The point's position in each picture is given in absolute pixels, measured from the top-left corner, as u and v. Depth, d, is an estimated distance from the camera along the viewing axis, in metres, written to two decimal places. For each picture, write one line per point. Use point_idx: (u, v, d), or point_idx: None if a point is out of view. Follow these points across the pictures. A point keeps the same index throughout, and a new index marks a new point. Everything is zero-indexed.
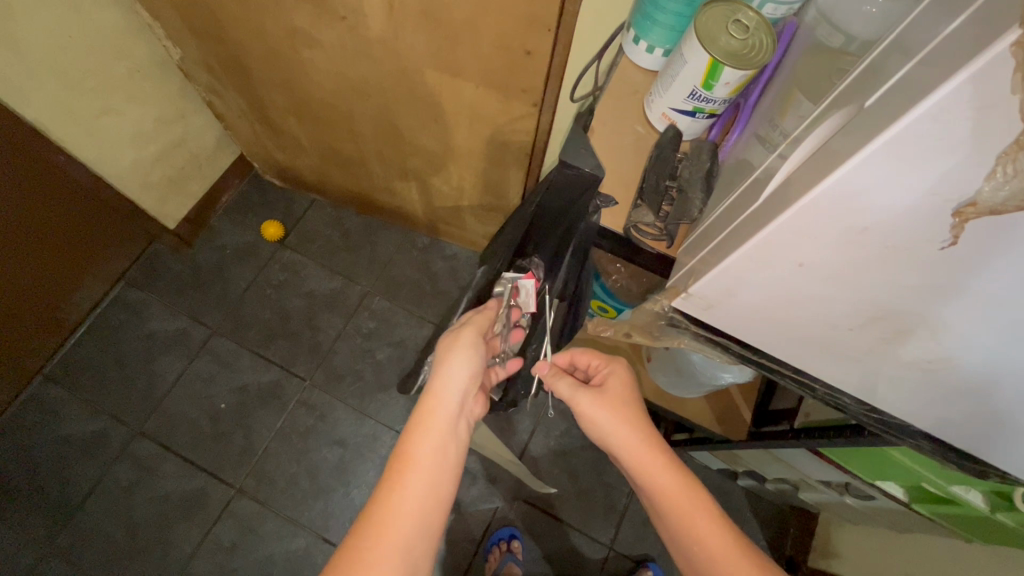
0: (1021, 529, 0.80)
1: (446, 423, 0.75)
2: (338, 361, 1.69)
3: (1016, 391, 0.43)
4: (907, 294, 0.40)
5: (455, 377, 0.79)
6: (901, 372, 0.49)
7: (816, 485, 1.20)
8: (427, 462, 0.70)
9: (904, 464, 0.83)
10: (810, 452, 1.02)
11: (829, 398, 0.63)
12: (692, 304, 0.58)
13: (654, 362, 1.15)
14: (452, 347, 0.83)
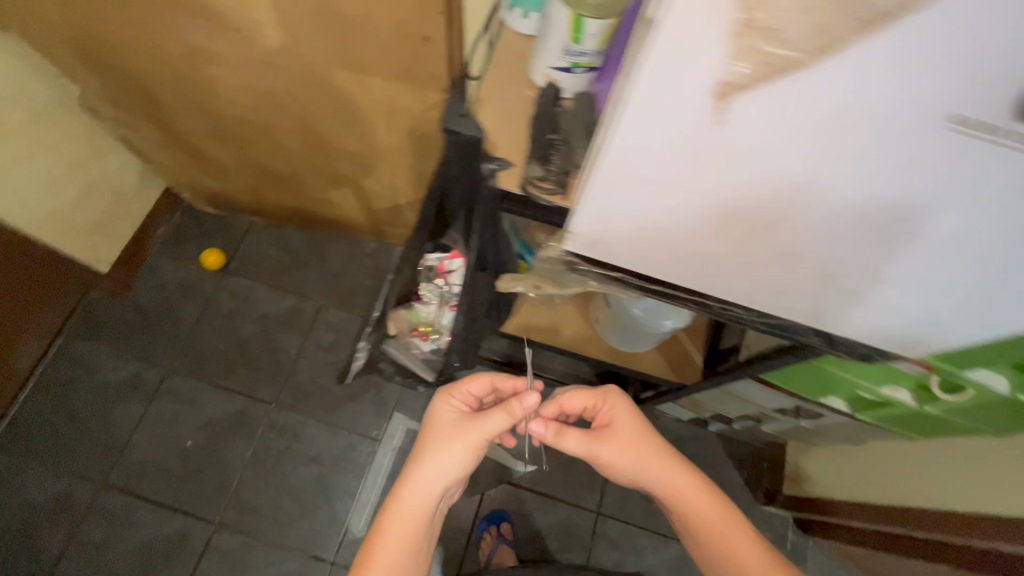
0: (948, 417, 0.88)
1: (422, 518, 0.83)
2: (303, 379, 1.67)
3: (827, 252, 0.56)
4: (723, 184, 0.51)
5: (431, 475, 0.85)
6: (751, 258, 0.62)
7: (774, 414, 1.25)
8: (394, 555, 0.81)
9: (837, 374, 0.89)
10: (758, 382, 1.07)
11: (722, 311, 0.75)
12: (582, 243, 0.69)
13: (603, 324, 1.19)
14: (435, 444, 0.88)
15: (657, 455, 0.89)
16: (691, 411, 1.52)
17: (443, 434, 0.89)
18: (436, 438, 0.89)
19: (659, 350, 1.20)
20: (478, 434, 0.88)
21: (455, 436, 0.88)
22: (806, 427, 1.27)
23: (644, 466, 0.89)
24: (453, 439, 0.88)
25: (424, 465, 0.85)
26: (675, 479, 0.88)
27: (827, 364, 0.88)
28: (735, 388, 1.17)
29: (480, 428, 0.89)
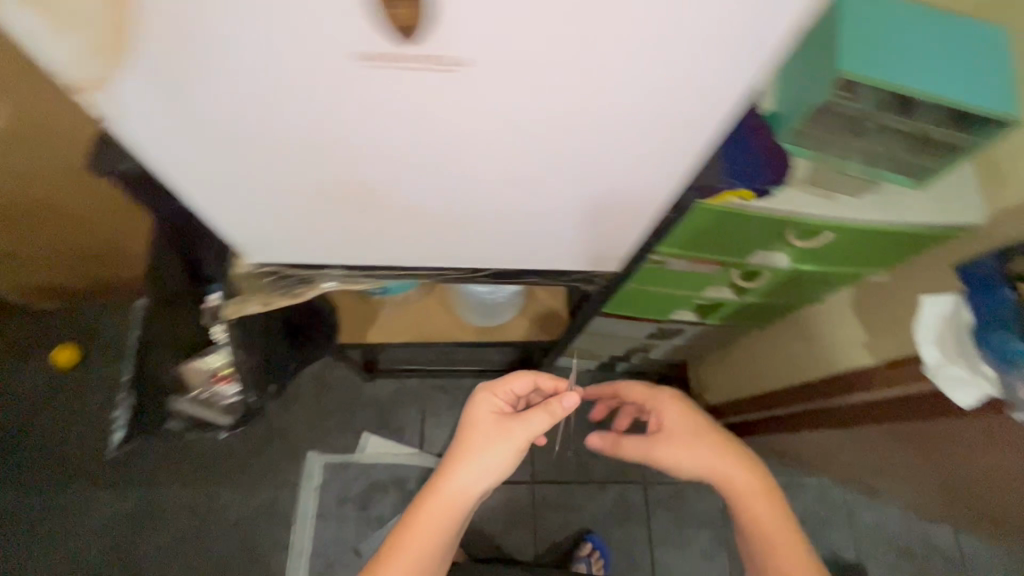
0: (768, 298, 0.97)
1: (450, 521, 0.78)
2: (200, 450, 1.55)
3: (415, 194, 0.58)
4: (263, 156, 0.52)
5: (470, 476, 0.79)
6: (379, 214, 0.63)
7: (648, 340, 1.31)
8: (412, 558, 0.76)
9: (661, 291, 0.95)
10: (615, 316, 1.12)
11: (436, 274, 0.83)
12: (252, 245, 0.73)
13: (460, 305, 1.18)
14: (473, 443, 0.80)
15: (725, 448, 0.80)
16: (588, 359, 1.55)
17: (478, 437, 0.81)
18: (468, 439, 0.82)
19: (526, 316, 1.21)
20: (518, 438, 0.80)
21: (495, 440, 0.80)
22: (681, 343, 1.33)
23: (706, 460, 0.80)
24: (494, 440, 0.80)
25: (462, 462, 0.79)
26: (735, 467, 0.79)
27: (647, 284, 0.93)
28: (602, 327, 1.21)
29: (518, 431, 0.81)
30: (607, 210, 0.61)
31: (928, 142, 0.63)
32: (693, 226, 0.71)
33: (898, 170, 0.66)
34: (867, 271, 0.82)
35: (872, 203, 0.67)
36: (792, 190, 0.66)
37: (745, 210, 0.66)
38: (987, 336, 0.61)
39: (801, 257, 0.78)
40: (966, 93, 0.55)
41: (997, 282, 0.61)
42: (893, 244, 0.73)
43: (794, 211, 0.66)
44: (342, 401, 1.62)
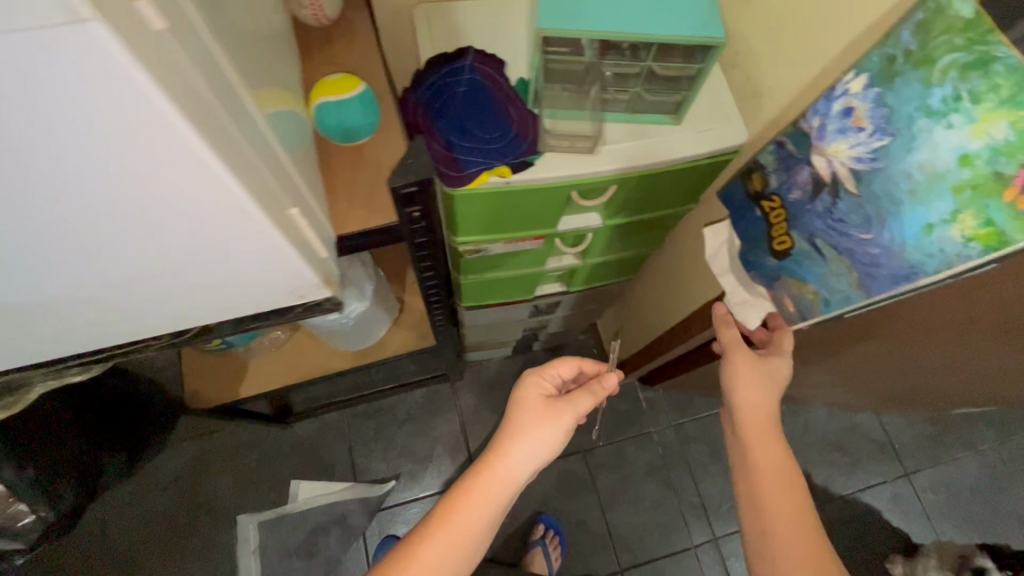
0: (614, 255, 0.96)
1: (495, 507, 0.68)
2: (121, 543, 1.47)
3: None
4: None
5: (524, 451, 0.70)
6: None
7: (538, 318, 1.29)
8: (452, 547, 0.64)
9: (509, 273, 0.94)
10: (484, 305, 1.11)
11: (90, 371, 0.53)
12: None
13: (325, 337, 1.10)
14: (526, 416, 0.73)
15: (771, 386, 0.66)
16: (499, 348, 1.54)
17: (534, 410, 0.73)
18: (516, 413, 0.74)
19: (402, 326, 1.16)
20: (571, 416, 0.73)
21: (553, 412, 0.73)
22: (569, 313, 1.29)
23: (752, 395, 0.66)
24: (546, 415, 0.72)
25: (518, 437, 0.71)
26: (765, 407, 0.66)
27: (490, 271, 0.91)
28: (482, 317, 1.19)
29: (569, 412, 0.74)
30: (250, 251, 0.39)
31: (665, 78, 0.61)
32: (476, 212, 0.69)
33: (654, 109, 0.66)
34: (681, 207, 0.81)
35: (637, 149, 0.65)
36: (548, 155, 0.63)
37: (509, 186, 0.63)
38: (753, 257, 0.67)
39: (609, 212, 0.77)
40: (664, 26, 0.54)
41: (749, 203, 0.66)
42: (683, 178, 0.72)
43: (556, 176, 0.63)
44: (260, 458, 1.56)
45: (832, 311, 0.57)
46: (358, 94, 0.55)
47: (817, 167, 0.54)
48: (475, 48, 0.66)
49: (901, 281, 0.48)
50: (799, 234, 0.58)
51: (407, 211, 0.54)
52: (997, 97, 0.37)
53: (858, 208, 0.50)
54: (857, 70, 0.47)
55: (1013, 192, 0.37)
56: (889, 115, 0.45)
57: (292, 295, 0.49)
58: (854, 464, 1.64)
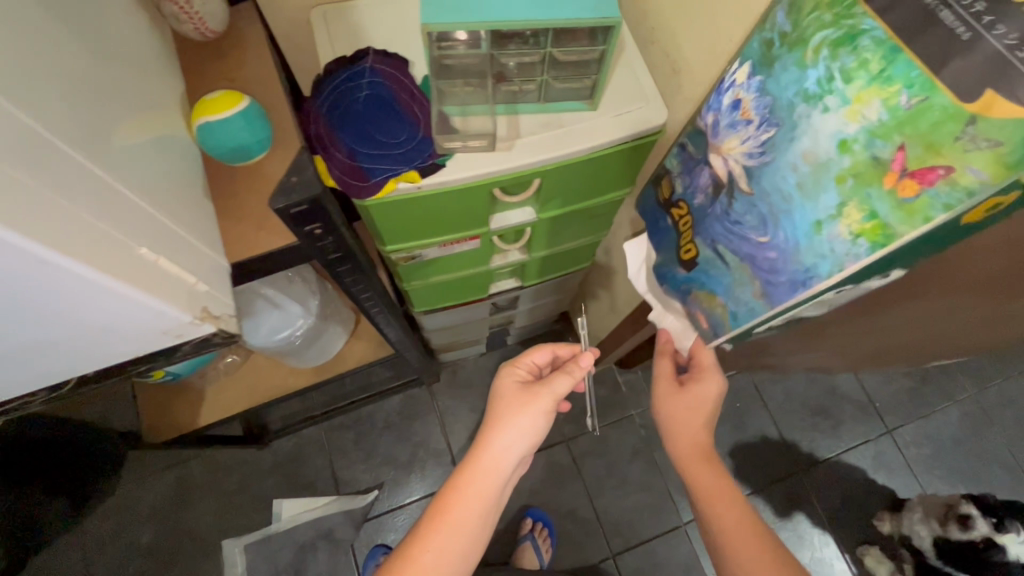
0: (561, 246, 0.93)
1: (487, 502, 0.63)
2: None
3: None
4: None
5: (509, 441, 0.65)
6: None
7: (500, 315, 1.25)
8: (452, 546, 0.60)
9: (454, 275, 0.90)
10: (440, 308, 1.07)
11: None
12: None
13: (280, 356, 1.06)
14: (505, 406, 0.67)
15: (701, 410, 0.70)
16: (471, 348, 1.49)
17: (512, 398, 0.68)
18: (495, 405, 0.68)
19: (361, 337, 1.13)
20: (550, 397, 0.68)
21: (531, 397, 0.67)
22: (532, 306, 1.25)
23: (685, 425, 0.71)
24: (525, 401, 0.67)
25: (499, 426, 0.65)
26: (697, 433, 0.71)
27: (434, 275, 0.88)
28: (440, 320, 1.15)
29: (547, 394, 0.68)
30: (76, 296, 0.34)
31: (573, 63, 0.58)
32: (396, 218, 0.66)
33: (569, 96, 0.62)
34: (618, 194, 0.77)
35: (551, 139, 0.62)
36: (459, 156, 0.60)
37: (420, 191, 0.61)
38: (668, 269, 0.65)
39: (540, 205, 0.73)
40: (555, 11, 0.51)
41: (660, 212, 0.65)
42: (611, 165, 0.68)
43: (469, 177, 0.60)
44: (241, 482, 1.48)
45: (740, 325, 0.55)
46: (239, 111, 0.52)
47: (715, 167, 0.52)
48: (375, 49, 0.63)
49: (797, 287, 0.46)
50: (703, 240, 0.56)
51: (305, 228, 0.51)
52: (868, 73, 0.35)
53: (753, 208, 0.48)
54: (742, 59, 0.45)
55: (893, 176, 0.36)
56: (772, 104, 0.43)
57: (170, 339, 0.43)
58: (835, 427, 1.46)
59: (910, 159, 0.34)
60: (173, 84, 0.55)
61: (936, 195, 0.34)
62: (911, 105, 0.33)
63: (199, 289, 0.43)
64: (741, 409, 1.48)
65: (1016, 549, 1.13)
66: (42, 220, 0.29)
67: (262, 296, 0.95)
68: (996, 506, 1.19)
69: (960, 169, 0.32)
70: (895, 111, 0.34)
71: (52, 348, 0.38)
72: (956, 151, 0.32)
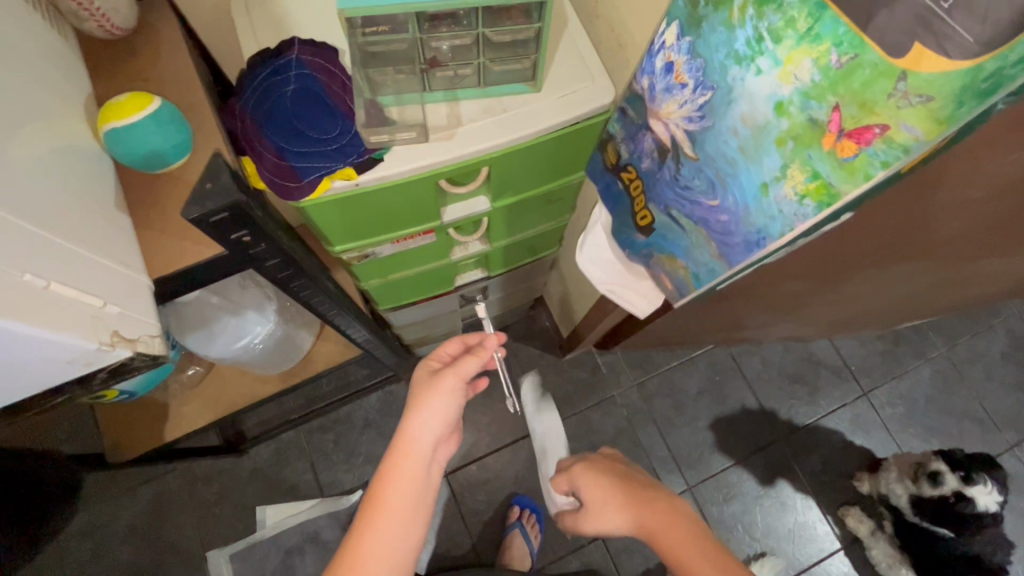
0: (523, 233, 0.90)
1: (415, 483, 0.59)
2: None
3: None
4: None
5: (423, 420, 0.61)
6: None
7: (470, 307, 1.23)
8: (392, 530, 0.58)
9: (415, 270, 0.88)
10: (407, 305, 1.05)
11: None
12: None
13: (248, 366, 1.02)
14: (417, 389, 0.63)
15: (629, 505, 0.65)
16: None
17: (424, 381, 0.63)
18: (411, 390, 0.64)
19: (329, 338, 1.10)
20: (457, 377, 0.63)
21: (439, 379, 0.62)
22: (503, 294, 1.22)
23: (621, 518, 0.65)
24: (433, 384, 0.62)
25: (412, 407, 0.61)
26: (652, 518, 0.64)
27: (393, 272, 0.86)
28: (409, 316, 1.12)
29: (451, 375, 0.63)
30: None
31: (509, 44, 0.55)
32: (341, 217, 0.63)
33: (509, 79, 0.59)
34: (573, 177, 0.75)
35: (494, 125, 0.59)
36: (397, 149, 0.57)
37: (361, 187, 0.58)
38: (624, 235, 0.61)
39: (493, 194, 0.71)
40: None
41: (610, 177, 0.61)
42: (562, 148, 0.66)
43: (411, 169, 0.57)
44: (221, 489, 1.41)
45: (704, 285, 0.53)
46: (149, 114, 0.48)
47: (656, 133, 0.49)
48: (300, 38, 0.60)
49: (752, 247, 0.44)
50: (656, 207, 0.53)
51: (232, 236, 0.48)
52: (796, 32, 0.32)
53: (699, 171, 0.46)
54: (669, 19, 0.42)
55: (831, 137, 0.34)
56: (704, 66, 0.40)
57: (80, 367, 0.40)
58: (812, 394, 1.48)
59: (845, 118, 0.33)
60: (76, 87, 0.50)
61: (874, 154, 0.32)
62: (843, 63, 0.31)
63: (107, 312, 0.40)
64: (720, 381, 1.49)
65: (984, 500, 1.14)
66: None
67: (210, 304, 0.90)
68: (965, 459, 1.18)
69: (895, 125, 0.31)
70: (827, 71, 0.32)
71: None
72: (890, 108, 0.30)
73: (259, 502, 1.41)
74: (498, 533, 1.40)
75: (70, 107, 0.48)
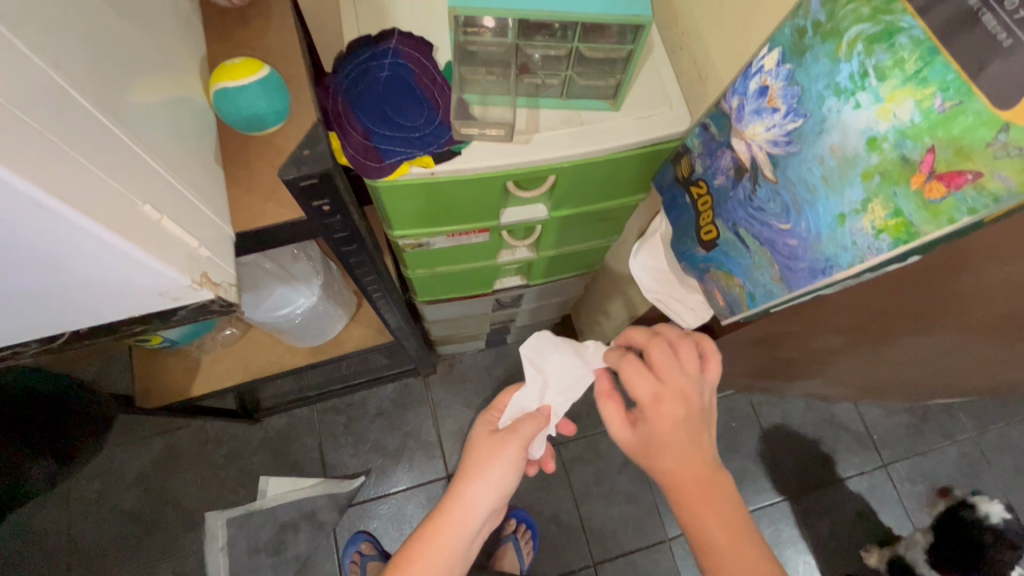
0: (569, 248, 0.91)
1: (454, 551, 0.61)
2: (87, 548, 1.33)
3: None
4: None
5: (474, 496, 0.62)
6: None
7: (502, 312, 1.24)
8: None
9: (459, 266, 0.89)
10: (443, 300, 1.07)
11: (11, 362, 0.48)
12: None
13: (289, 333, 1.04)
14: (472, 463, 0.63)
15: (674, 430, 0.54)
16: (470, 344, 1.46)
17: (480, 451, 0.64)
18: (467, 451, 0.65)
19: (362, 322, 1.12)
20: (515, 444, 0.64)
21: (499, 450, 0.63)
22: (536, 305, 1.23)
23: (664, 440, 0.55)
24: (489, 456, 0.63)
25: (466, 484, 0.62)
26: (683, 462, 0.55)
27: (440, 265, 0.88)
28: (443, 311, 1.14)
29: (515, 443, 0.64)
30: (78, 247, 0.34)
31: (599, 62, 0.58)
32: (406, 202, 0.65)
33: (591, 95, 0.61)
34: (631, 200, 0.76)
35: (569, 136, 0.61)
36: (476, 145, 0.59)
37: (434, 177, 0.60)
38: (684, 249, 0.55)
39: (553, 203, 0.73)
40: (584, 4, 0.50)
41: (678, 189, 0.55)
42: (629, 167, 0.67)
43: (484, 166, 0.59)
44: (230, 453, 1.43)
45: (758, 308, 0.47)
46: (258, 79, 0.51)
47: (736, 152, 0.44)
48: (400, 30, 0.63)
49: (816, 276, 0.40)
50: (722, 222, 0.48)
51: (314, 203, 0.51)
52: (902, 73, 0.30)
53: (776, 196, 0.41)
54: (770, 43, 0.38)
55: (921, 177, 0.31)
56: (801, 94, 0.37)
57: (169, 301, 0.43)
58: (831, 458, 1.44)
59: (939, 162, 0.30)
60: (192, 50, 0.54)
61: (961, 200, 0.29)
62: (945, 109, 0.29)
63: (199, 254, 0.43)
64: (738, 428, 1.46)
65: (991, 510, 1.19)
66: (37, 162, 0.29)
67: (262, 268, 0.96)
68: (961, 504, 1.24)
69: (989, 174, 0.28)
70: (928, 114, 0.30)
71: (61, 299, 0.39)
72: (986, 157, 0.28)
73: (264, 471, 1.43)
74: (491, 542, 1.39)
75: (187, 66, 0.52)
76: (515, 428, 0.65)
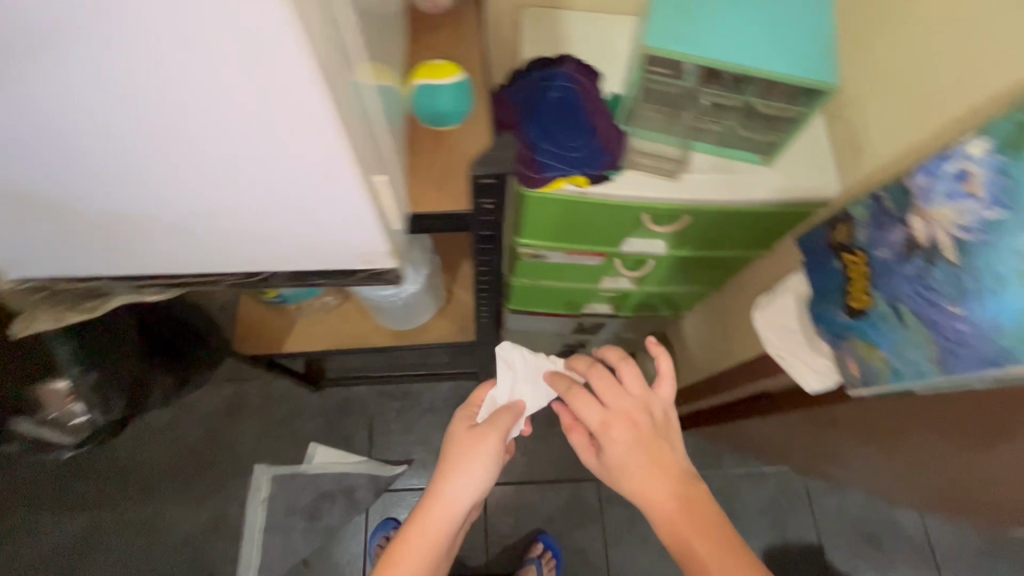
0: (671, 288, 0.92)
1: (436, 557, 0.56)
2: (147, 471, 1.41)
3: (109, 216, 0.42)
4: None
5: (457, 492, 0.58)
6: (73, 235, 0.45)
7: (578, 336, 1.25)
8: None
9: (562, 285, 0.92)
10: (529, 313, 1.10)
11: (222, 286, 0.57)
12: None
13: (383, 312, 1.10)
14: (452, 459, 0.59)
15: (627, 451, 0.55)
16: None
17: (460, 447, 0.60)
18: (445, 449, 0.61)
19: (446, 318, 1.17)
20: (498, 437, 0.60)
21: (481, 445, 0.59)
22: (612, 337, 1.23)
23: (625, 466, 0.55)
24: (472, 450, 0.59)
25: (446, 481, 0.58)
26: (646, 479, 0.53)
27: (544, 279, 0.91)
28: (524, 323, 1.17)
29: (496, 436, 0.60)
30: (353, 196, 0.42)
31: (764, 118, 0.60)
32: (545, 216, 0.69)
33: (745, 147, 0.64)
34: (751, 253, 0.77)
35: (717, 183, 0.64)
36: (627, 173, 0.63)
37: (583, 197, 0.64)
38: (823, 311, 0.55)
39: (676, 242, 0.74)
40: (770, 63, 0.52)
41: (828, 253, 0.56)
42: (764, 223, 0.68)
43: (633, 196, 0.63)
44: (288, 414, 1.50)
45: (900, 384, 0.48)
46: (453, 83, 0.58)
47: (915, 229, 0.45)
48: (575, 57, 0.68)
49: (984, 366, 0.39)
50: (881, 294, 0.48)
51: (481, 201, 0.55)
52: None
53: (954, 279, 0.41)
54: (981, 132, 0.39)
55: None
56: (1007, 186, 0.37)
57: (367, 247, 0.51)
58: (884, 565, 1.35)
59: None
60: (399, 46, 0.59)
61: None
62: None
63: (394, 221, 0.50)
64: (789, 508, 1.39)
65: None
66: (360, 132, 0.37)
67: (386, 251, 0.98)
68: None
69: None
70: None
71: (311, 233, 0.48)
72: None
73: (316, 438, 1.48)
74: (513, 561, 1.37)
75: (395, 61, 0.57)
76: (495, 422, 0.61)
